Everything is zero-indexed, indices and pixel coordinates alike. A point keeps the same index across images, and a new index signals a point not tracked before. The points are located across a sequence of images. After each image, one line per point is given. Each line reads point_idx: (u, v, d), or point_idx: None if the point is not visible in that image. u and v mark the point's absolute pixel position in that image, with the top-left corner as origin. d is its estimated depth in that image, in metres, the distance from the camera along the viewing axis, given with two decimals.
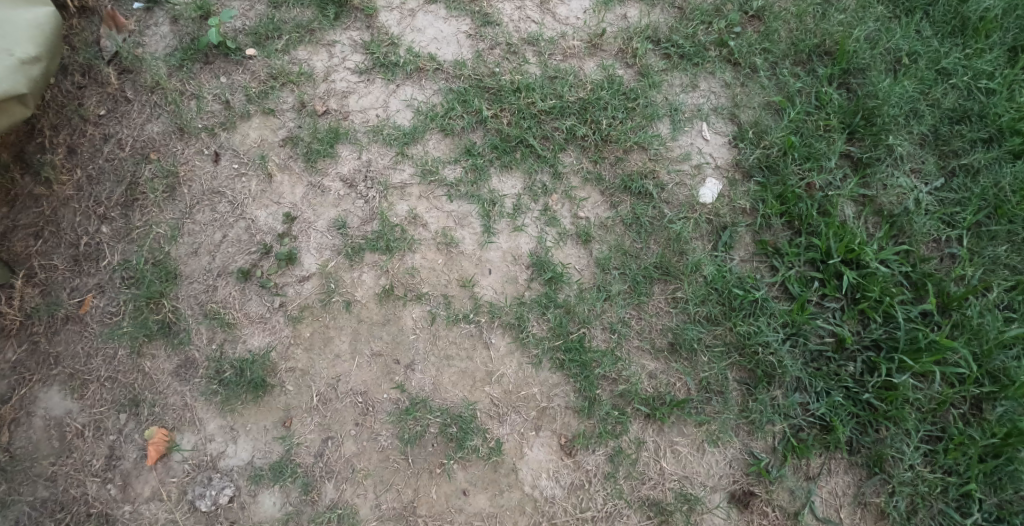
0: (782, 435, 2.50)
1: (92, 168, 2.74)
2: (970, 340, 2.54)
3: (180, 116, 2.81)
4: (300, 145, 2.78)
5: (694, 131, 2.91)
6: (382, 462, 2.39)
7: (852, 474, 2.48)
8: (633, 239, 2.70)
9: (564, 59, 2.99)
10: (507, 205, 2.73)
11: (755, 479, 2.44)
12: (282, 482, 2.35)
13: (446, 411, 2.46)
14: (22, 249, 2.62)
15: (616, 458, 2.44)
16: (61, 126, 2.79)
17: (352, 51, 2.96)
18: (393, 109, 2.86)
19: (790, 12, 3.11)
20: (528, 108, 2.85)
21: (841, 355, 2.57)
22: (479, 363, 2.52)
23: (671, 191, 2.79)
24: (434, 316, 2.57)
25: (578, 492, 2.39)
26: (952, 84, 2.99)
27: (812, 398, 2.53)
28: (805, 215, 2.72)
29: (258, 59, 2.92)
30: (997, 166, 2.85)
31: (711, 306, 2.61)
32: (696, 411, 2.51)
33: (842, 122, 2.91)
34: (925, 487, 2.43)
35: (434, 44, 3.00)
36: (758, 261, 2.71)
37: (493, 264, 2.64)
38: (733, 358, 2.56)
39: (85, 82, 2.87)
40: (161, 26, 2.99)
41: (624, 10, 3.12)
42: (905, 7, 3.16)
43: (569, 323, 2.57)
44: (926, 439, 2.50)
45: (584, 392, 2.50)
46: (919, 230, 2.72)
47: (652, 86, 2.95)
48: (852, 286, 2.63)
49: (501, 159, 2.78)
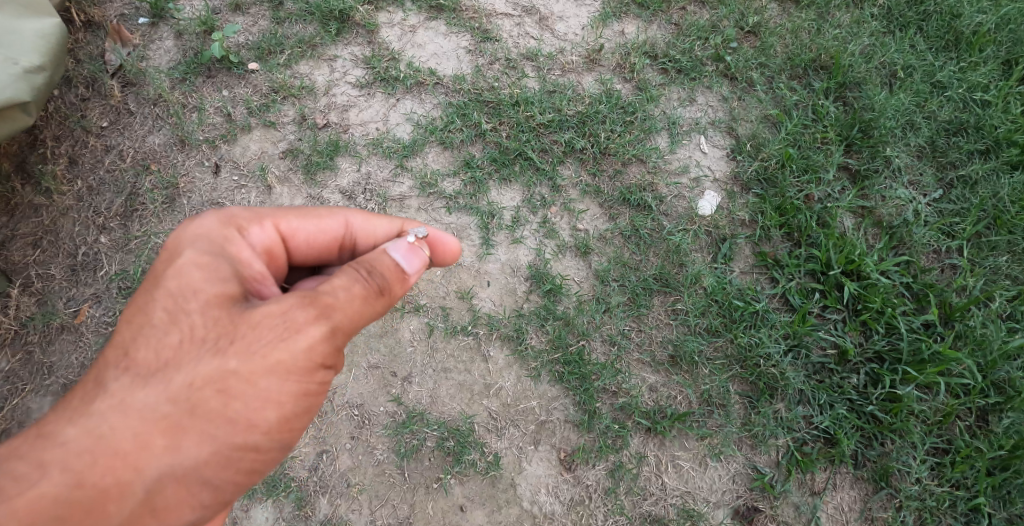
0: (786, 449, 2.45)
1: (92, 179, 2.75)
2: (973, 350, 2.52)
3: (182, 129, 2.82)
4: (301, 157, 2.79)
5: (692, 144, 2.92)
6: (377, 476, 2.39)
7: (859, 489, 2.43)
8: (633, 251, 2.69)
9: (563, 74, 3.01)
10: (506, 217, 2.72)
11: (760, 495, 2.40)
12: (275, 496, 2.36)
13: (443, 424, 2.44)
14: (19, 259, 2.62)
15: (617, 473, 2.40)
16: (63, 137, 2.81)
17: (353, 66, 2.98)
18: (393, 122, 2.87)
19: (786, 28, 3.14)
20: (527, 122, 2.86)
21: (843, 367, 2.54)
22: (478, 375, 2.51)
23: (670, 203, 2.78)
24: (432, 328, 2.56)
25: (578, 508, 2.37)
26: (948, 96, 3.01)
27: (815, 410, 2.49)
28: (804, 227, 2.72)
29: (259, 73, 2.94)
30: (995, 177, 2.86)
31: (712, 317, 2.59)
32: (698, 425, 2.47)
33: (840, 134, 2.92)
34: (933, 501, 2.38)
35: (433, 59, 3.01)
36: (758, 273, 2.70)
37: (492, 276, 2.63)
38: (735, 370, 2.53)
39: (89, 95, 2.89)
40: (165, 40, 3.01)
41: (622, 27, 3.15)
42: (899, 22, 3.20)
43: (568, 335, 2.55)
44: (933, 452, 2.45)
45: (584, 405, 2.47)
46: (918, 241, 2.72)
47: (651, 100, 2.95)
48: (853, 297, 2.62)
49: (500, 172, 2.78)
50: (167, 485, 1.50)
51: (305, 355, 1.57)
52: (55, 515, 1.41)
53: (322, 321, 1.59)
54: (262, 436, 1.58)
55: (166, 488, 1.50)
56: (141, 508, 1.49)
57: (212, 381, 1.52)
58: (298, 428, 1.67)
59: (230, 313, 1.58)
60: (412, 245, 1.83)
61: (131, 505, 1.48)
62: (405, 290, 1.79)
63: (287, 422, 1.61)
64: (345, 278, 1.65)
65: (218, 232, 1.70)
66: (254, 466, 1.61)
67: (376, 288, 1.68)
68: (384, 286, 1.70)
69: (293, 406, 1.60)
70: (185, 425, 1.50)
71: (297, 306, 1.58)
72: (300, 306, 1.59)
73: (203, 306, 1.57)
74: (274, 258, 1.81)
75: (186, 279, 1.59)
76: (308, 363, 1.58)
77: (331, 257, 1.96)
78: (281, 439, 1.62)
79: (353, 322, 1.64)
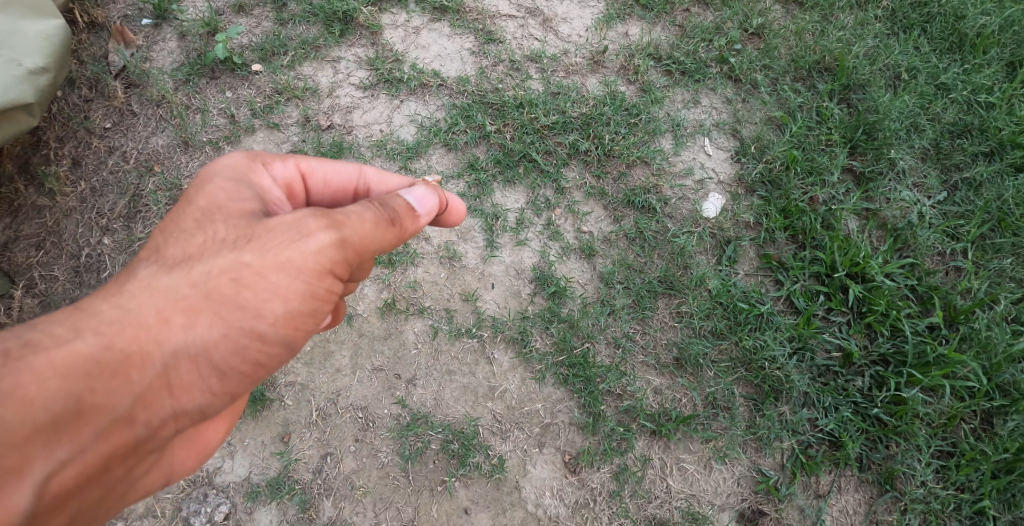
0: (791, 452, 2.45)
1: (95, 180, 2.75)
2: (978, 353, 2.52)
3: (185, 130, 2.82)
4: (304, 159, 2.78)
5: (696, 146, 2.91)
6: (382, 479, 2.39)
7: (863, 492, 2.43)
8: (637, 253, 2.69)
9: (567, 76, 3.01)
10: (510, 219, 2.72)
11: (764, 497, 2.40)
12: (279, 499, 2.36)
13: (447, 427, 2.44)
14: (23, 260, 2.63)
15: (621, 476, 2.39)
16: (66, 138, 2.81)
17: (356, 67, 2.97)
18: (396, 124, 2.87)
19: (789, 29, 3.13)
20: (531, 123, 2.85)
21: (848, 369, 2.54)
22: (482, 378, 2.50)
23: (674, 205, 2.78)
24: (436, 330, 2.56)
25: (583, 510, 2.36)
26: (952, 98, 3.01)
27: (820, 413, 2.49)
28: (808, 229, 2.72)
29: (263, 75, 2.93)
30: (999, 179, 2.86)
31: (717, 320, 2.58)
32: (702, 428, 2.47)
33: (844, 136, 2.92)
34: (938, 504, 2.37)
35: (437, 61, 3.01)
36: (763, 275, 2.69)
37: (496, 278, 2.63)
38: (740, 373, 2.52)
39: (92, 96, 2.88)
40: (169, 41, 3.00)
41: (626, 28, 3.14)
42: (903, 24, 3.20)
43: (573, 337, 2.54)
44: (938, 454, 2.45)
45: (589, 408, 2.46)
46: (922, 243, 2.72)
47: (654, 102, 2.95)
48: (858, 300, 2.61)
49: (504, 174, 2.78)
50: (184, 360, 1.48)
51: (316, 257, 1.55)
52: (85, 373, 1.38)
53: (332, 230, 1.57)
54: (272, 326, 1.55)
55: (182, 363, 1.48)
56: (158, 380, 1.46)
57: (228, 270, 1.51)
58: (305, 332, 1.63)
59: (250, 220, 1.60)
60: (427, 188, 1.85)
61: (149, 375, 1.44)
62: (416, 229, 1.79)
63: (295, 318, 1.58)
64: (358, 205, 1.67)
65: (242, 162, 1.75)
66: (261, 358, 1.58)
67: (388, 218, 1.69)
68: (396, 217, 1.70)
69: (301, 303, 1.57)
70: (202, 305, 1.49)
71: (310, 215, 1.58)
72: (313, 215, 1.58)
73: (228, 216, 1.62)
74: (293, 196, 1.86)
75: (212, 195, 1.64)
76: (318, 267, 1.56)
77: (348, 201, 2.00)
78: (288, 334, 1.58)
79: (364, 238, 1.63)
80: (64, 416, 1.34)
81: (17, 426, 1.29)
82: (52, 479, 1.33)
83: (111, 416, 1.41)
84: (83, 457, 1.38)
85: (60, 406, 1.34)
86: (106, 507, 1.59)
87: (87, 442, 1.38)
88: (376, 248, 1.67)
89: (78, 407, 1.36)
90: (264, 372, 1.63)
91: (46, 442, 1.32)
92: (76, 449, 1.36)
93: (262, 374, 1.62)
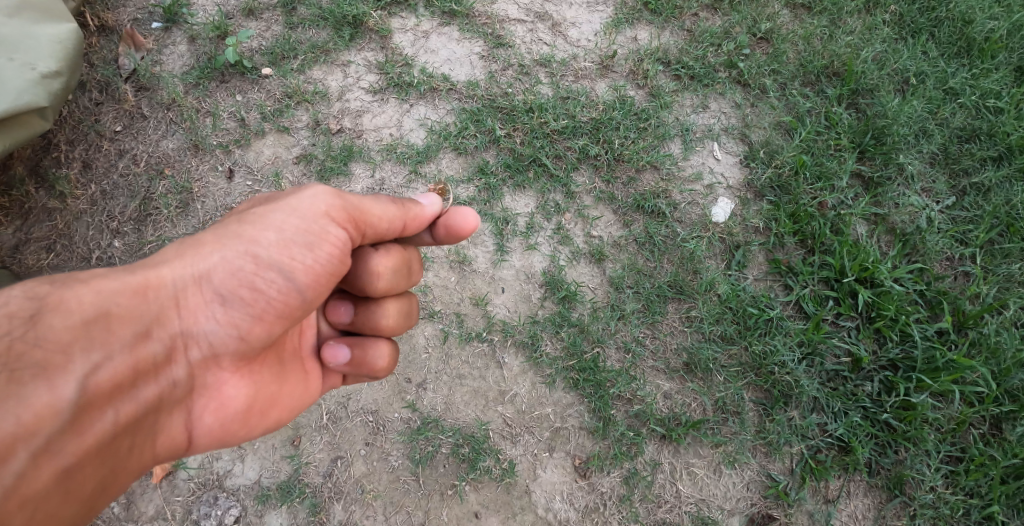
0: (800, 457, 2.46)
1: (106, 183, 2.76)
2: (988, 358, 2.52)
3: (195, 133, 2.82)
4: (315, 163, 2.79)
5: (705, 151, 2.92)
6: (392, 483, 2.39)
7: (872, 497, 2.44)
8: (646, 258, 2.70)
9: (576, 80, 3.01)
10: (521, 223, 2.72)
11: (774, 502, 2.41)
12: (290, 502, 2.36)
13: (458, 431, 2.45)
14: (34, 263, 2.64)
15: (631, 481, 2.40)
16: (77, 141, 2.82)
17: (366, 71, 2.97)
18: (406, 128, 2.87)
19: (798, 34, 3.13)
20: (541, 128, 2.86)
21: (857, 374, 2.55)
22: (492, 382, 2.51)
23: (683, 210, 2.78)
24: (446, 335, 2.56)
25: (593, 515, 2.37)
26: (960, 103, 3.01)
27: (829, 417, 2.49)
28: (818, 234, 2.72)
29: (273, 79, 2.93)
30: (1007, 184, 2.86)
31: (726, 325, 2.59)
32: (712, 432, 2.47)
33: (853, 141, 2.92)
34: (947, 509, 2.38)
35: (447, 65, 3.01)
36: (772, 280, 2.70)
37: (506, 282, 2.64)
38: (750, 378, 2.53)
39: (102, 99, 2.89)
40: (178, 45, 3.01)
41: (635, 33, 3.15)
42: (911, 28, 3.20)
43: (583, 341, 2.55)
44: (946, 459, 2.45)
45: (599, 412, 2.47)
46: (932, 248, 2.72)
47: (664, 106, 2.96)
48: (867, 305, 2.61)
49: (514, 178, 2.78)
50: (192, 285, 1.61)
51: (308, 202, 1.66)
52: (113, 292, 1.53)
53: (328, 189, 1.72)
54: (268, 250, 1.61)
55: (191, 288, 1.61)
56: (171, 302, 1.59)
57: (235, 218, 1.68)
58: (304, 270, 1.63)
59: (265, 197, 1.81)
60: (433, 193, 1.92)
61: (162, 297, 1.58)
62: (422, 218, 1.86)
63: (290, 247, 1.62)
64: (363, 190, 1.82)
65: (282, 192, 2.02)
66: (260, 286, 1.61)
67: (390, 197, 1.81)
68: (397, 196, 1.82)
69: (295, 234, 1.63)
70: (205, 239, 1.63)
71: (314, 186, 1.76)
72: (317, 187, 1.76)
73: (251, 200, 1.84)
74: None
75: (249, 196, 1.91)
76: (310, 209, 1.66)
77: None
78: (284, 261, 1.61)
79: (360, 199, 1.74)
80: (93, 322, 1.48)
81: (57, 327, 1.44)
82: (89, 374, 1.43)
83: (134, 328, 1.54)
84: (113, 362, 1.48)
85: (91, 314, 1.49)
86: (144, 447, 1.61)
87: (116, 347, 1.49)
88: (374, 213, 1.75)
89: (105, 316, 1.50)
90: (268, 305, 1.64)
91: (80, 341, 1.45)
92: (106, 353, 1.48)
93: (266, 305, 1.63)
